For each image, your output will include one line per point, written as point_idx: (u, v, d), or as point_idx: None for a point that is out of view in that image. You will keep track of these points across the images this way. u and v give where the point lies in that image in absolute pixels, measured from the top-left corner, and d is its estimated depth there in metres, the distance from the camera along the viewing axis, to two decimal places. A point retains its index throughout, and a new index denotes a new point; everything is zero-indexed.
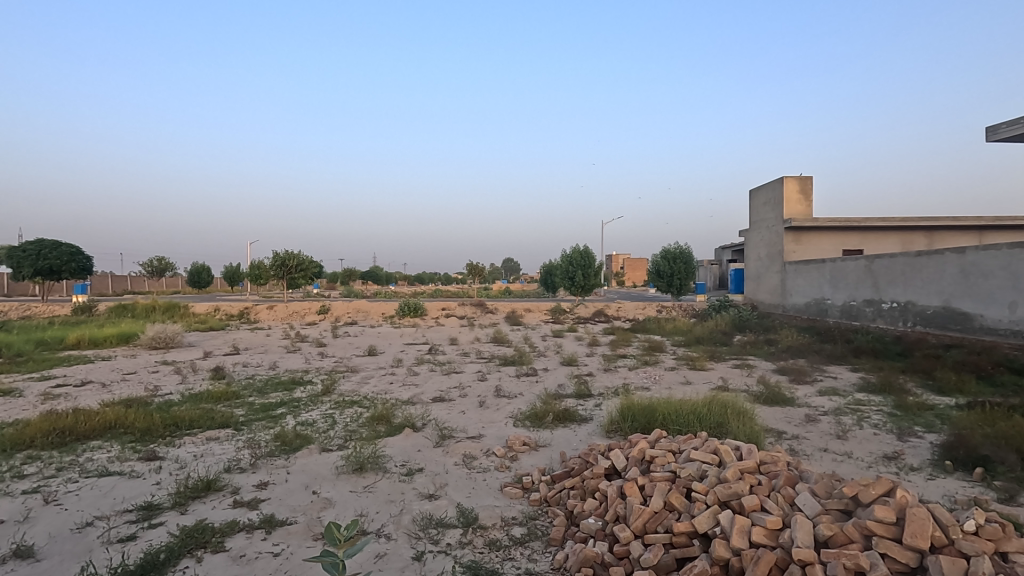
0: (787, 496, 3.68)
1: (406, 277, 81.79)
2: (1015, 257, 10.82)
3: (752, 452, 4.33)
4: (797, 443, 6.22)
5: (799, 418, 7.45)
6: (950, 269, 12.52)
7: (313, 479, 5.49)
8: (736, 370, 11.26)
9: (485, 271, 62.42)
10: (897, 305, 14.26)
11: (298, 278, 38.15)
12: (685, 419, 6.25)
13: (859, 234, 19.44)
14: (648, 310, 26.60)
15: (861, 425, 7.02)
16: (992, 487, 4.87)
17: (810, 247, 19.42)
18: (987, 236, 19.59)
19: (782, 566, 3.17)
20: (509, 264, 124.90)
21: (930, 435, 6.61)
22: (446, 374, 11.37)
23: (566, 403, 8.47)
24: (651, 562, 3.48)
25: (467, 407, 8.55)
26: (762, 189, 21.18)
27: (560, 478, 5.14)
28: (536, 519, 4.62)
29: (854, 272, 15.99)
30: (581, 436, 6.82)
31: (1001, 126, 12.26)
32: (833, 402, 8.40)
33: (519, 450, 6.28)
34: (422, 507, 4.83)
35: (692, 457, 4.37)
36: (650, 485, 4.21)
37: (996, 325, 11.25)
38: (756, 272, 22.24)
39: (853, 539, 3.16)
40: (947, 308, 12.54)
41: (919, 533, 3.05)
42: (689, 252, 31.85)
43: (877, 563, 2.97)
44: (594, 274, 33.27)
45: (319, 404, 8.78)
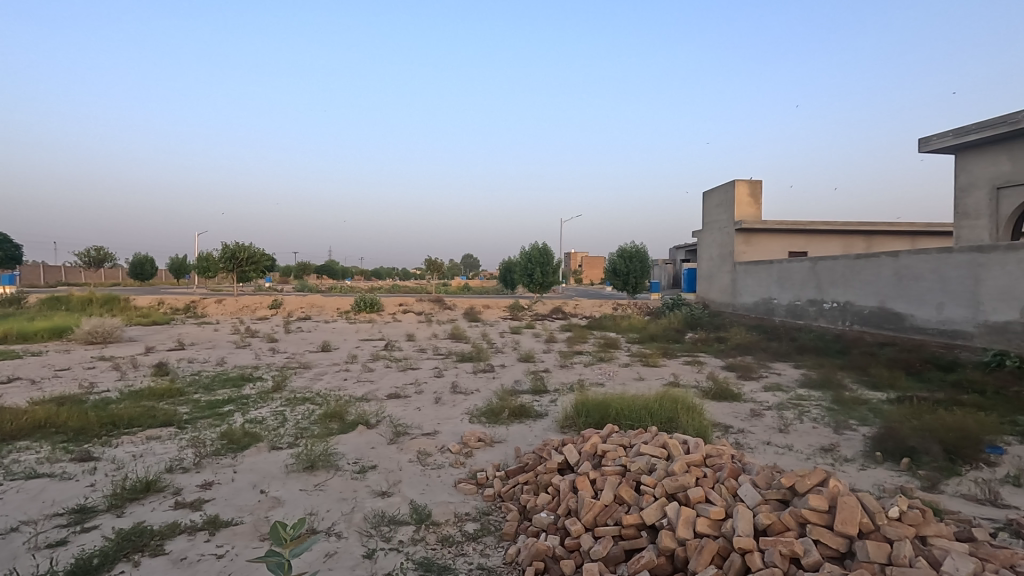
0: (730, 488, 3.82)
1: (363, 271, 80.53)
2: (946, 262, 11.52)
3: (699, 446, 4.48)
4: (742, 437, 6.47)
5: (745, 412, 7.75)
6: (885, 272, 13.27)
7: (261, 478, 5.34)
8: (687, 367, 11.57)
9: (444, 266, 61.54)
10: (837, 305, 15.02)
11: (248, 271, 36.72)
12: (637, 415, 6.41)
13: (805, 236, 20.32)
14: (605, 307, 26.99)
15: (802, 419, 7.37)
16: (916, 476, 5.21)
17: (759, 248, 20.19)
18: (918, 241, 20.86)
19: (724, 554, 3.31)
20: (467, 258, 125.00)
21: (864, 428, 7.01)
22: (403, 371, 11.23)
23: (523, 399, 8.53)
24: (600, 555, 3.57)
25: (423, 404, 8.48)
26: (715, 191, 21.86)
27: (514, 474, 5.18)
28: (489, 514, 4.65)
29: (798, 273, 16.72)
30: (536, 432, 6.89)
31: (932, 138, 13.08)
32: (777, 397, 8.77)
33: (474, 446, 6.28)
34: (374, 505, 4.77)
35: (642, 451, 4.48)
36: (601, 479, 4.29)
37: (925, 324, 12.02)
38: (708, 271, 22.90)
39: (789, 527, 3.32)
40: (883, 308, 13.30)
41: (848, 520, 3.22)
42: (645, 250, 32.30)
43: (810, 548, 3.13)
44: (552, 272, 33.44)
45: (269, 402, 8.50)
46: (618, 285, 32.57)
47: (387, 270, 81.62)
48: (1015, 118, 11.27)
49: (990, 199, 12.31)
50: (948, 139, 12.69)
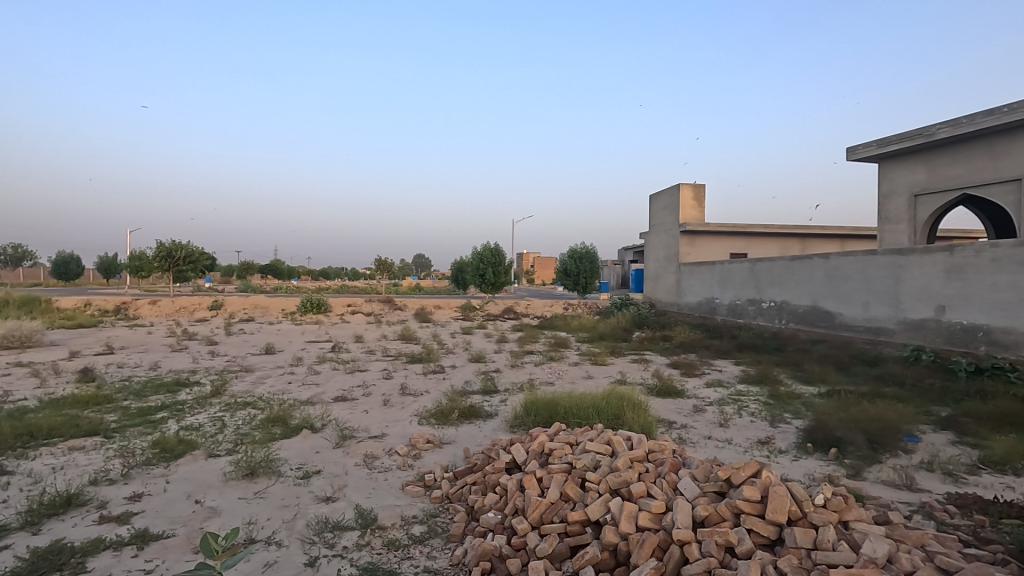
0: (670, 482, 3.94)
1: (310, 271, 78.16)
2: (871, 264, 12.31)
3: (642, 441, 4.60)
4: (684, 432, 6.69)
5: (688, 408, 8.03)
6: (817, 273, 14.05)
7: (197, 487, 5.09)
8: (634, 365, 11.86)
9: (394, 266, 60.61)
10: (774, 304, 15.76)
11: (186, 271, 34.93)
12: (585, 412, 6.51)
13: (745, 239, 21.22)
14: (556, 307, 27.29)
15: (741, 414, 7.69)
16: (842, 465, 5.54)
17: (703, 250, 20.94)
18: (847, 244, 22.19)
19: (664, 546, 3.41)
20: (419, 258, 123.59)
21: (797, 420, 7.39)
22: (350, 373, 10.97)
23: (473, 400, 8.50)
24: (545, 552, 3.62)
25: (370, 406, 8.32)
26: (661, 194, 22.49)
27: (462, 474, 5.16)
28: (436, 516, 4.61)
29: (739, 274, 17.43)
30: (485, 432, 6.89)
31: (858, 147, 13.94)
32: (717, 393, 9.12)
33: (422, 448, 6.22)
34: (317, 511, 4.64)
35: (587, 448, 4.56)
36: (548, 477, 4.34)
37: (853, 322, 12.78)
38: (654, 272, 23.53)
39: (725, 518, 3.45)
40: (815, 307, 14.07)
41: (779, 508, 3.38)
42: (595, 252, 32.87)
43: (744, 538, 3.27)
44: (504, 272, 33.47)
45: (206, 408, 8.12)
46: (568, 285, 32.98)
47: (336, 270, 79.57)
48: (928, 130, 12.21)
49: (909, 205, 13.25)
50: (872, 148, 13.54)
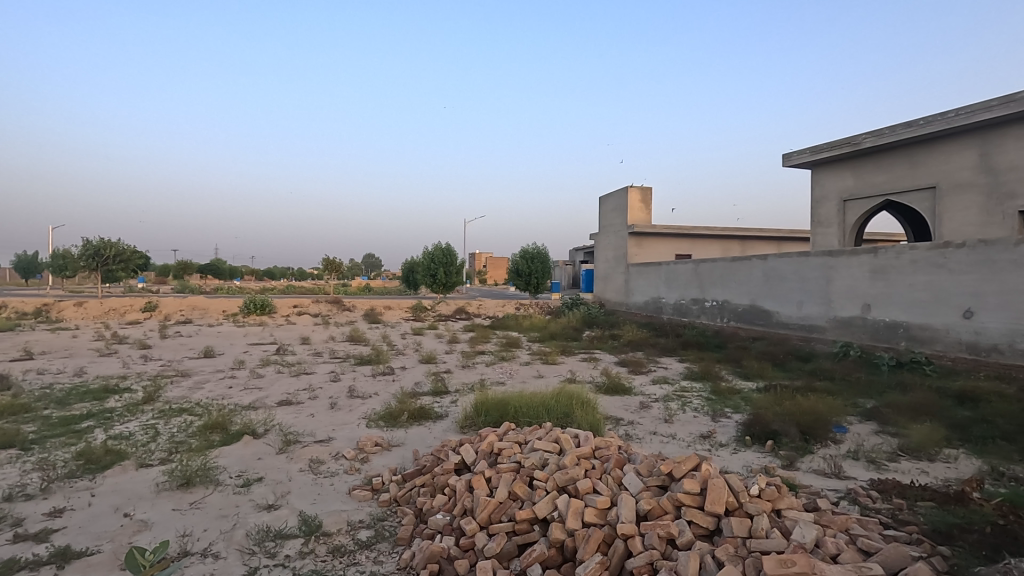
0: (615, 477, 4.04)
1: (254, 271, 75.18)
2: (805, 265, 12.99)
3: (589, 439, 4.68)
4: (631, 429, 6.86)
5: (635, 405, 8.24)
6: (755, 273, 14.70)
7: (126, 500, 4.80)
8: (584, 364, 12.04)
9: (343, 266, 59.17)
10: (716, 304, 16.39)
11: (116, 270, 32.87)
12: (535, 412, 6.56)
13: (689, 240, 21.97)
14: (507, 307, 27.37)
15: (685, 410, 7.96)
16: (777, 456, 5.83)
17: (650, 251, 21.52)
18: (783, 246, 23.36)
19: (609, 541, 3.48)
20: (369, 258, 121.21)
21: (736, 415, 7.72)
22: (295, 376, 10.63)
23: (423, 401, 8.41)
24: (494, 552, 3.62)
25: (317, 410, 8.09)
26: (610, 196, 22.96)
27: (411, 477, 5.09)
28: (384, 520, 4.53)
29: (683, 274, 18.02)
30: (435, 433, 6.83)
31: (793, 154, 14.70)
32: (663, 390, 9.40)
33: (370, 452, 6.10)
34: (258, 520, 4.47)
35: (536, 447, 4.60)
36: (497, 476, 4.35)
37: (789, 320, 13.46)
38: (604, 273, 24.00)
39: (667, 511, 3.57)
40: (754, 306, 14.72)
41: (717, 500, 3.52)
42: (546, 252, 33.19)
43: (684, 529, 3.39)
44: (455, 272, 33.28)
45: (138, 416, 7.67)
46: (520, 285, 33.12)
47: (281, 270, 76.89)
48: (856, 139, 13.00)
49: (838, 209, 14.06)
50: (805, 155, 14.30)
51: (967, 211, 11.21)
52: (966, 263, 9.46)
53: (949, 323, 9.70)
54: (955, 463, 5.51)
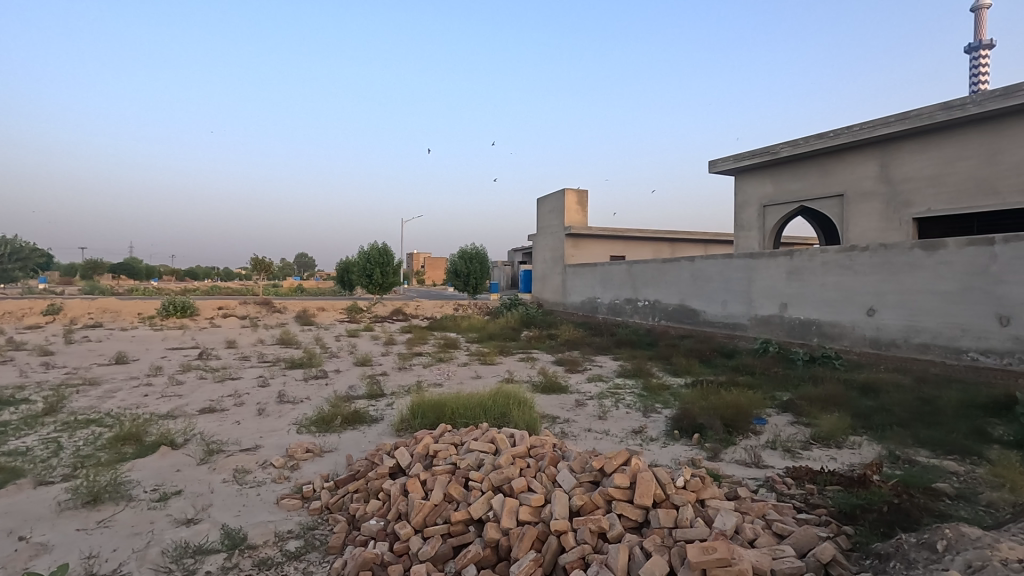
0: (549, 475, 4.10)
1: (174, 271, 70.56)
2: (729, 266, 13.72)
3: (524, 438, 4.73)
4: (566, 426, 6.99)
5: (570, 403, 8.41)
6: (684, 274, 15.37)
7: (21, 522, 4.37)
8: (521, 364, 12.14)
9: (274, 266, 56.60)
10: (648, 303, 16.99)
11: (12, 270, 29.91)
12: (472, 413, 6.54)
13: (623, 242, 22.67)
14: (446, 308, 27.17)
15: (618, 406, 8.20)
16: (703, 448, 6.12)
17: (586, 252, 22.03)
18: (710, 248, 24.57)
19: (542, 538, 3.53)
20: (302, 257, 116.80)
21: (666, 410, 8.04)
22: (220, 382, 10.07)
23: (357, 405, 8.20)
24: (428, 555, 3.59)
25: (243, 417, 7.70)
26: (548, 198, 23.30)
27: (343, 483, 4.95)
28: (314, 529, 4.38)
29: (618, 275, 18.56)
30: (369, 437, 6.67)
31: (718, 161, 15.49)
32: (598, 387, 9.64)
33: (300, 458, 5.87)
34: (176, 536, 4.20)
35: (471, 448, 4.60)
36: (432, 479, 4.31)
37: (714, 318, 14.16)
38: (542, 273, 24.32)
39: (598, 505, 3.66)
40: (683, 305, 15.38)
41: (645, 492, 3.65)
42: (485, 253, 33.23)
43: (614, 523, 3.49)
44: (392, 272, 32.65)
45: (37, 429, 7.00)
46: (459, 286, 32.92)
47: (205, 271, 72.61)
48: (774, 149, 13.87)
49: (759, 214, 14.96)
50: (729, 163, 15.11)
51: (870, 217, 12.22)
52: (869, 265, 10.30)
53: (855, 320, 10.54)
54: (859, 449, 5.99)
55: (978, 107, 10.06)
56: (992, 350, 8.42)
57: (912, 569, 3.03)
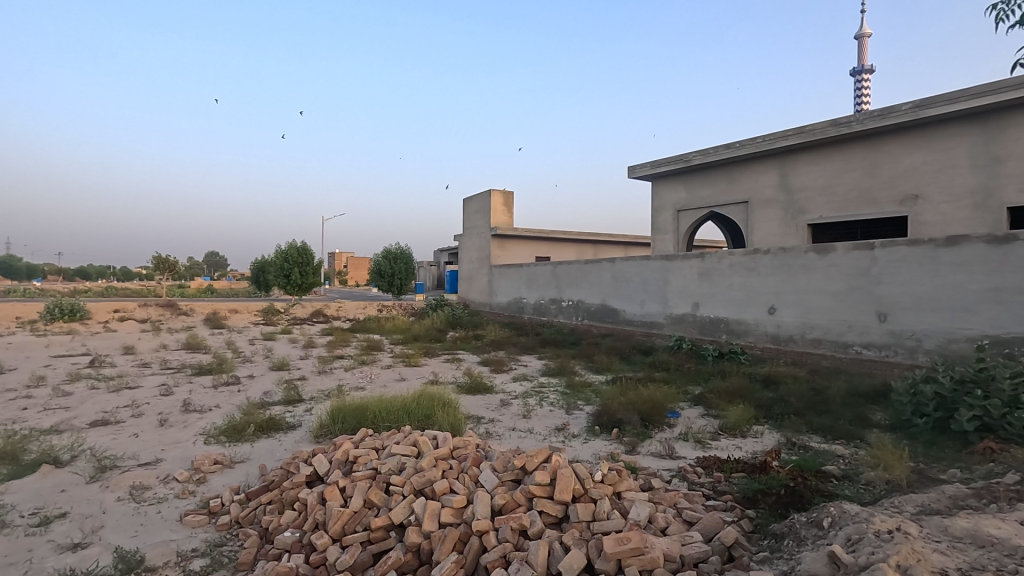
0: (472, 476, 4.10)
1: (60, 270, 63.77)
2: (646, 267, 14.36)
3: (447, 439, 4.70)
4: (491, 426, 7.02)
5: (495, 403, 8.45)
6: (605, 275, 15.91)
7: None
8: (447, 365, 12.05)
9: (180, 265, 52.58)
10: (572, 303, 17.43)
11: None
12: (395, 416, 6.41)
13: (548, 244, 23.11)
14: (369, 309, 26.45)
15: (542, 405, 8.34)
16: (622, 442, 6.36)
17: (511, 253, 22.24)
18: (630, 250, 25.61)
19: (464, 539, 3.53)
20: (212, 256, 109.49)
21: (588, 406, 8.29)
22: (115, 391, 9.22)
23: (272, 411, 7.79)
24: (346, 564, 3.48)
25: (141, 429, 7.09)
26: (474, 198, 23.30)
27: (256, 495, 4.69)
28: (223, 546, 4.11)
29: (542, 275, 18.88)
30: (285, 445, 6.36)
31: (636, 166, 16.15)
32: (522, 387, 9.76)
33: (208, 471, 5.50)
34: (60, 564, 3.79)
35: (393, 452, 4.51)
36: (351, 485, 4.18)
37: (633, 318, 14.76)
38: (468, 273, 24.27)
39: (520, 503, 3.71)
40: (604, 305, 15.91)
41: (565, 488, 3.74)
42: (410, 253, 32.67)
43: (535, 519, 3.55)
44: (312, 272, 31.30)
45: None
46: (383, 286, 32.15)
47: (98, 270, 66.23)
48: (687, 156, 14.67)
49: (674, 218, 15.76)
50: (646, 169, 15.82)
51: (771, 223, 13.23)
52: (770, 267, 11.14)
53: (758, 317, 11.37)
54: (761, 438, 6.47)
55: (861, 125, 11.18)
56: (873, 344, 9.36)
57: (803, 545, 3.32)
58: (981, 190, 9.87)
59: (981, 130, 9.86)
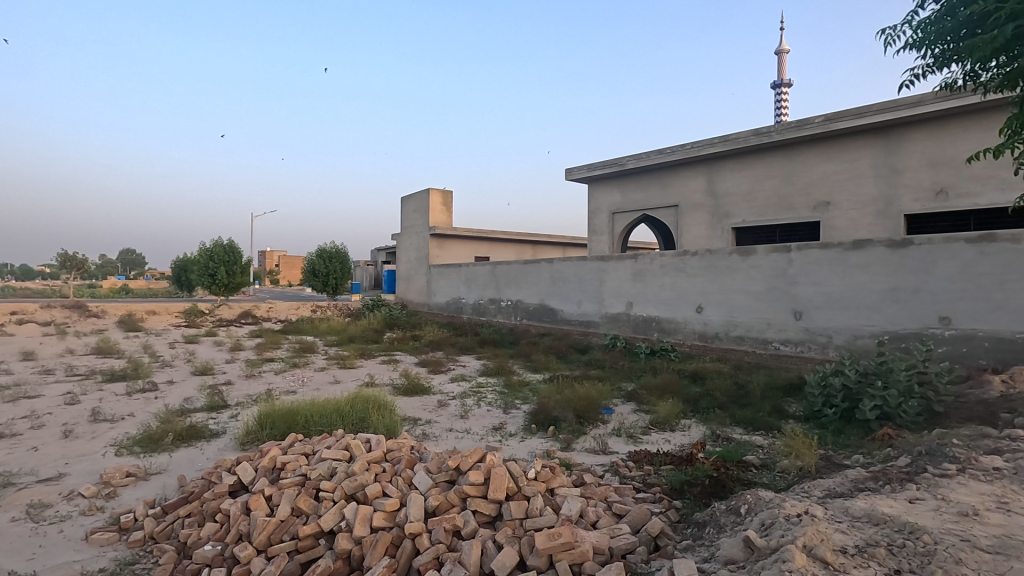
0: (406, 478, 4.05)
1: None
2: (583, 268, 14.67)
3: (380, 442, 4.61)
4: (428, 427, 6.95)
5: (433, 404, 8.37)
6: (544, 275, 16.12)
7: None
8: (383, 366, 11.82)
9: (90, 263, 48.56)
10: (511, 303, 17.54)
11: None
12: (328, 420, 6.21)
13: (487, 243, 23.16)
14: (302, 309, 25.49)
15: (480, 404, 8.35)
16: (557, 439, 6.47)
17: (451, 253, 22.11)
18: (567, 251, 26.13)
19: (397, 543, 3.48)
20: (128, 254, 101.91)
21: (525, 405, 8.38)
22: (11, 401, 8.39)
23: (193, 419, 7.35)
24: None
25: (42, 442, 6.49)
26: (412, 197, 22.99)
27: (173, 508, 4.41)
28: (135, 564, 3.85)
29: (482, 275, 18.88)
30: (207, 454, 6.03)
31: (573, 168, 16.45)
32: (460, 387, 9.73)
33: (119, 484, 5.11)
34: None
35: (323, 457, 4.37)
36: (278, 493, 4.02)
37: (571, 317, 15.04)
38: (406, 273, 23.89)
39: (454, 504, 3.70)
40: (542, 305, 16.12)
41: (499, 486, 3.76)
42: (345, 252, 31.75)
43: (469, 519, 3.55)
44: (239, 272, 29.77)
45: None
46: (317, 286, 31.05)
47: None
48: (621, 160, 15.11)
49: (609, 220, 16.19)
50: (583, 171, 16.16)
51: (699, 226, 13.86)
52: (698, 268, 11.67)
53: (687, 316, 11.88)
54: (688, 431, 6.77)
55: (780, 135, 11.92)
56: (789, 340, 10.02)
57: (722, 532, 3.51)
58: (882, 198, 10.78)
59: (883, 144, 10.76)
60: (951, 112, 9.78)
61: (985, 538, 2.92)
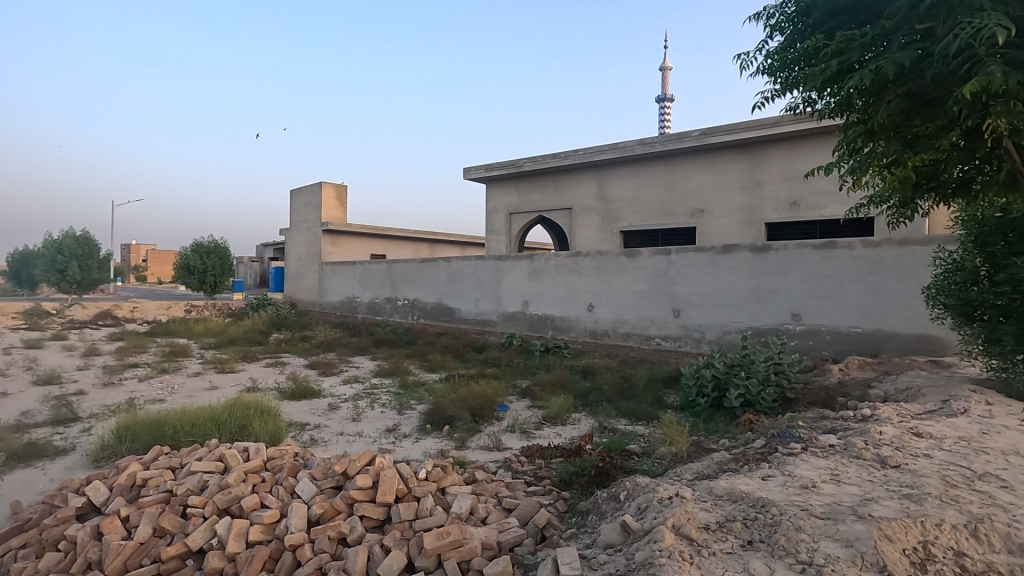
0: (288, 487, 3.82)
1: None
2: (480, 267, 14.77)
3: (260, 451, 4.30)
4: (316, 433, 6.63)
5: (322, 408, 7.99)
6: (441, 274, 16.00)
7: None
8: (268, 369, 11.08)
9: None
10: (407, 302, 17.21)
11: None
12: (201, 429, 5.69)
13: (383, 241, 22.56)
14: (174, 309, 23.16)
15: (373, 406, 8.11)
16: (452, 438, 6.47)
17: (344, 250, 21.25)
18: (466, 250, 26.20)
19: (276, 556, 3.29)
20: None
21: (420, 405, 8.27)
22: None
23: (33, 435, 6.40)
24: None
25: None
26: (303, 190, 21.78)
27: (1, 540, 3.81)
28: None
29: (377, 273, 18.33)
30: (50, 474, 5.27)
31: (472, 168, 16.50)
32: (352, 389, 9.39)
33: None
34: None
35: (192, 470, 3.99)
36: (137, 513, 3.63)
37: (468, 316, 15.08)
38: (295, 271, 22.58)
39: (339, 510, 3.57)
40: (440, 304, 15.99)
41: (388, 489, 3.68)
42: (225, 248, 29.26)
43: (355, 525, 3.44)
44: (97, 268, 26.40)
45: None
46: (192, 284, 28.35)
47: None
48: (518, 163, 15.41)
49: (507, 220, 16.45)
50: (481, 171, 16.27)
51: (590, 228, 14.51)
52: (589, 268, 12.21)
53: (579, 315, 12.39)
54: (578, 424, 7.07)
55: (662, 146, 12.79)
56: (669, 336, 10.81)
57: (604, 518, 3.71)
58: (747, 208, 12.00)
59: (748, 158, 11.95)
60: (803, 133, 11.08)
61: (820, 506, 3.36)
